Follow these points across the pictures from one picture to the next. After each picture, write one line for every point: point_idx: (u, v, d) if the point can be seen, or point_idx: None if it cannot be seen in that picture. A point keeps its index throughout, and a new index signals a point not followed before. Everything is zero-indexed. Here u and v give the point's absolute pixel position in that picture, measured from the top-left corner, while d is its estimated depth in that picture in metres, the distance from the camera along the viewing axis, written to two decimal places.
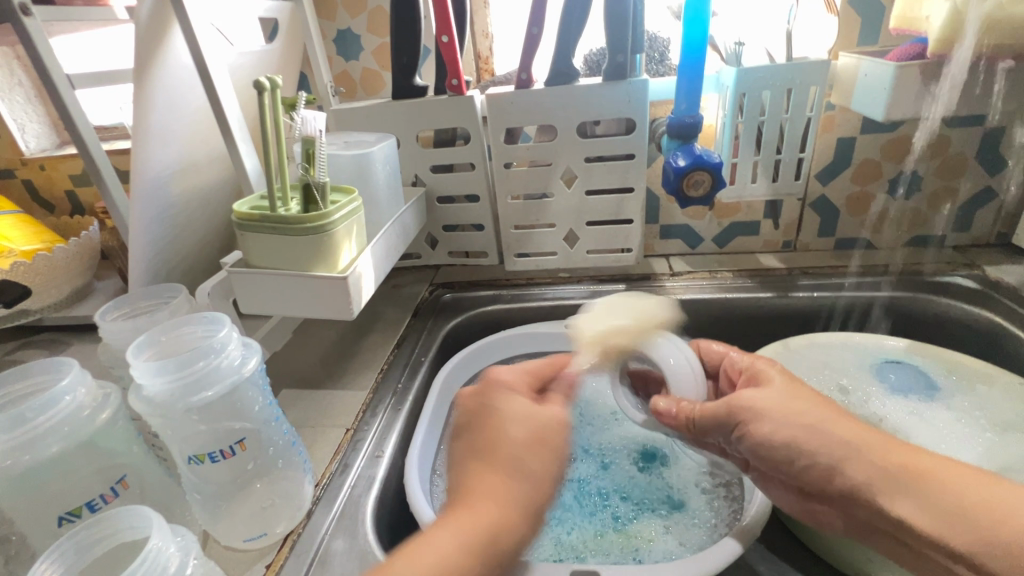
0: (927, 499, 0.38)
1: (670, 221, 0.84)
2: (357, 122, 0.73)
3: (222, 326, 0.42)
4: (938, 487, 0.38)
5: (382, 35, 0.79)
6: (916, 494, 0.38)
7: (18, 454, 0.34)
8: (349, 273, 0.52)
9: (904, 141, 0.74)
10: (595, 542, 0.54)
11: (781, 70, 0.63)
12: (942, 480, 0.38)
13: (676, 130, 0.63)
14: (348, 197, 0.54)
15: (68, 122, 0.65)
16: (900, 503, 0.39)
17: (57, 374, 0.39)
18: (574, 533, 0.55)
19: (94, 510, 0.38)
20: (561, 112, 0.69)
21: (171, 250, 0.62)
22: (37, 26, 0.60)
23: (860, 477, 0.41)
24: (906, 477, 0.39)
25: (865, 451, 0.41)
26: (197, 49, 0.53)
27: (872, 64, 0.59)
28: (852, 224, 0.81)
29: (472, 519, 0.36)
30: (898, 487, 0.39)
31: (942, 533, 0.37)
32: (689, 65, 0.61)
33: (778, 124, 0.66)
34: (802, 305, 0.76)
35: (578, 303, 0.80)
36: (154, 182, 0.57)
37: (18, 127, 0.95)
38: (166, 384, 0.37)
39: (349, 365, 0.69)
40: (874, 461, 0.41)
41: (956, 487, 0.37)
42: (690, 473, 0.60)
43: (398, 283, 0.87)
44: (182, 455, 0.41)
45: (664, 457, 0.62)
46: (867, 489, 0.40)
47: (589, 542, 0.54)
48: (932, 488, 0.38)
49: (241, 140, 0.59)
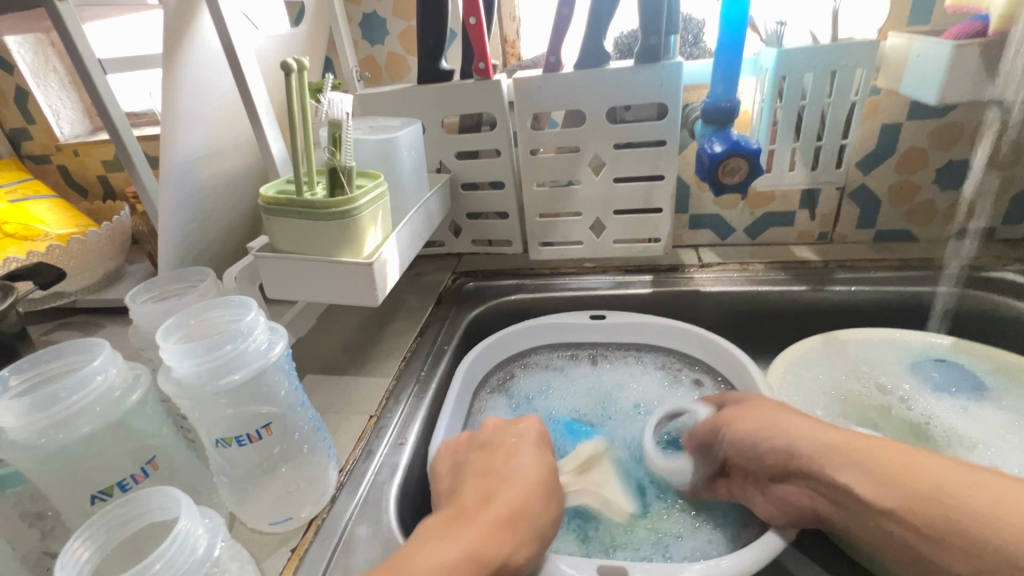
0: (864, 467, 0.39)
1: (700, 211, 0.82)
2: (382, 107, 0.72)
3: (249, 310, 0.42)
4: (867, 461, 0.40)
5: (407, 19, 0.77)
6: (857, 464, 0.40)
7: (51, 433, 0.34)
8: (374, 259, 0.51)
9: (955, 128, 0.70)
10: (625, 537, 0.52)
11: (826, 51, 0.60)
12: (864, 454, 0.40)
13: (711, 115, 0.60)
14: (374, 182, 0.53)
15: (100, 106, 0.66)
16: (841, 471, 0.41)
17: (90, 355, 0.39)
18: (601, 526, 0.53)
19: (125, 489, 0.38)
20: (591, 97, 0.67)
21: (198, 234, 0.63)
22: (69, 10, 0.61)
23: (802, 449, 0.44)
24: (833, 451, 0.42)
25: (796, 432, 0.45)
26: (224, 31, 0.53)
27: (925, 44, 0.55)
28: (893, 215, 0.77)
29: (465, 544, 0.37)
30: (834, 462, 0.41)
31: (884, 500, 0.38)
32: (727, 46, 0.58)
33: (820, 109, 0.63)
34: (838, 299, 0.73)
35: (603, 294, 0.78)
36: (182, 167, 0.57)
37: (53, 113, 1.00)
38: (195, 367, 0.37)
39: (372, 352, 0.69)
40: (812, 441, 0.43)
41: (878, 461, 0.39)
42: None
43: (421, 271, 0.86)
44: (210, 438, 0.41)
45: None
46: (807, 459, 0.43)
47: (618, 535, 0.53)
48: (866, 462, 0.40)
49: (268, 124, 0.59)
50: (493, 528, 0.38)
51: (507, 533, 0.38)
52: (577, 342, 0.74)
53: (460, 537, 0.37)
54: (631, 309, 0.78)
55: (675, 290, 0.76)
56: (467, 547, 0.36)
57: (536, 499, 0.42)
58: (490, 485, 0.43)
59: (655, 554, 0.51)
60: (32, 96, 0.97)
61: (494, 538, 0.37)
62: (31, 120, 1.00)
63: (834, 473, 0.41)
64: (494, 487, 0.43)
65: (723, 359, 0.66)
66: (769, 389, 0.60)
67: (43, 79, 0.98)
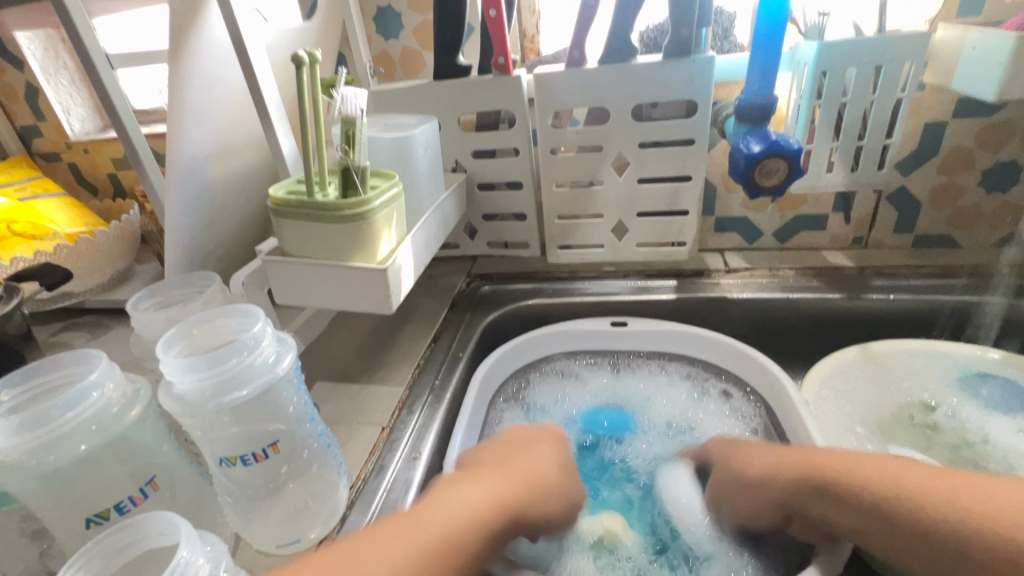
0: (832, 493, 0.40)
1: (727, 213, 0.78)
2: (397, 104, 0.70)
3: (256, 320, 0.39)
4: (832, 477, 0.41)
5: (423, 12, 0.74)
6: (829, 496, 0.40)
7: (43, 454, 0.32)
8: (388, 264, 0.48)
9: (1004, 127, 0.65)
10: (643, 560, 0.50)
11: (871, 44, 0.56)
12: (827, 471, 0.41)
13: (745, 112, 0.57)
14: (388, 183, 0.50)
15: (107, 102, 0.64)
16: (821, 505, 0.41)
17: (87, 367, 0.36)
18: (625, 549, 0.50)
19: (122, 512, 0.35)
20: (616, 93, 0.64)
21: (206, 236, 0.60)
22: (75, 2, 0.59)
23: (783, 484, 0.43)
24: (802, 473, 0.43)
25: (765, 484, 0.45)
26: (233, 23, 0.50)
27: (984, 37, 0.51)
28: (934, 220, 0.73)
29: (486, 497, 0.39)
30: (811, 493, 0.41)
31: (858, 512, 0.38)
32: (765, 38, 0.54)
33: (862, 107, 0.59)
34: (876, 308, 0.69)
35: (623, 300, 0.75)
36: (190, 165, 0.54)
37: (63, 110, 0.99)
38: (197, 382, 0.35)
39: (384, 359, 0.66)
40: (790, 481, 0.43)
41: (836, 474, 0.41)
42: None
43: (435, 273, 0.84)
44: (212, 456, 0.38)
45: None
46: (790, 489, 0.43)
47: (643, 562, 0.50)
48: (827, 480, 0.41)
49: (278, 122, 0.56)
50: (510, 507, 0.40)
51: (524, 500, 0.41)
52: (597, 349, 0.70)
53: (483, 484, 0.40)
54: (653, 315, 0.75)
55: (701, 296, 0.72)
56: (485, 507, 0.38)
57: (553, 483, 0.45)
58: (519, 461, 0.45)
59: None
60: (42, 92, 0.96)
61: (513, 499, 0.40)
62: (41, 117, 0.99)
63: (812, 507, 0.41)
64: (531, 468, 0.45)
65: (752, 369, 0.63)
66: (804, 403, 0.57)
67: (54, 75, 0.97)
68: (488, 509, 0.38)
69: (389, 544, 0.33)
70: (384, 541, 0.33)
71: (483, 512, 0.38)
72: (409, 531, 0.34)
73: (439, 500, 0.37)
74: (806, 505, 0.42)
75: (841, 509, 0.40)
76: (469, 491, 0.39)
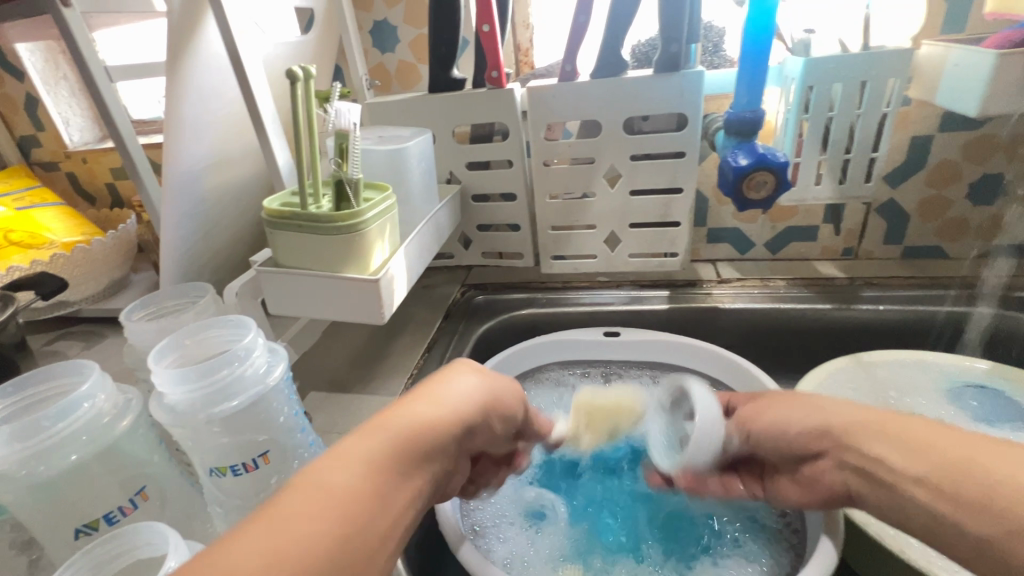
0: (907, 440, 0.32)
1: (719, 225, 0.79)
2: (392, 117, 0.71)
3: (248, 331, 0.39)
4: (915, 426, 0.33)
5: (419, 27, 0.76)
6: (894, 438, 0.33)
7: (33, 465, 0.32)
8: (381, 275, 0.49)
9: (989, 141, 0.66)
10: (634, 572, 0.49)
11: (856, 60, 0.57)
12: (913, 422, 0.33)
13: (734, 126, 0.58)
14: (382, 195, 0.51)
15: (105, 114, 0.65)
16: (866, 441, 0.34)
17: (79, 377, 0.36)
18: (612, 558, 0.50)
19: (111, 522, 0.36)
20: (607, 106, 0.65)
21: (201, 247, 0.61)
22: (76, 17, 0.60)
23: (841, 420, 0.37)
24: (876, 421, 0.35)
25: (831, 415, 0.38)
26: (231, 38, 0.51)
27: (964, 53, 0.53)
28: (923, 232, 0.74)
29: (354, 479, 0.28)
30: (870, 434, 0.34)
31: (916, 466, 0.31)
32: (752, 54, 0.56)
33: (849, 121, 0.60)
34: (865, 318, 0.69)
35: (616, 310, 0.75)
36: (186, 176, 0.55)
37: (63, 121, 1.00)
38: (188, 393, 0.35)
39: (378, 369, 0.66)
40: (863, 422, 0.35)
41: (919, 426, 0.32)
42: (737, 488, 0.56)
43: (429, 283, 0.84)
44: (203, 467, 0.38)
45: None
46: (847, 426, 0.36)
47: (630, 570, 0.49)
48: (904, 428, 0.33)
49: (274, 135, 0.57)
50: (403, 457, 0.31)
51: (408, 472, 0.30)
52: (590, 359, 0.71)
53: (353, 463, 0.29)
54: (646, 326, 0.75)
55: (693, 307, 0.73)
56: (360, 474, 0.28)
57: (445, 440, 0.34)
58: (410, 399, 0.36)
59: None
60: (42, 103, 0.97)
61: (393, 477, 0.29)
62: (41, 127, 1.00)
63: (865, 446, 0.34)
64: (426, 400, 0.35)
65: (744, 380, 0.63)
66: None
67: (54, 86, 0.98)
68: (376, 468, 0.29)
69: (238, 549, 0.23)
70: (225, 551, 0.23)
71: (362, 478, 0.28)
72: (257, 530, 0.24)
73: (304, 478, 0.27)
74: (853, 441, 0.35)
75: (900, 451, 0.32)
76: (342, 454, 0.29)
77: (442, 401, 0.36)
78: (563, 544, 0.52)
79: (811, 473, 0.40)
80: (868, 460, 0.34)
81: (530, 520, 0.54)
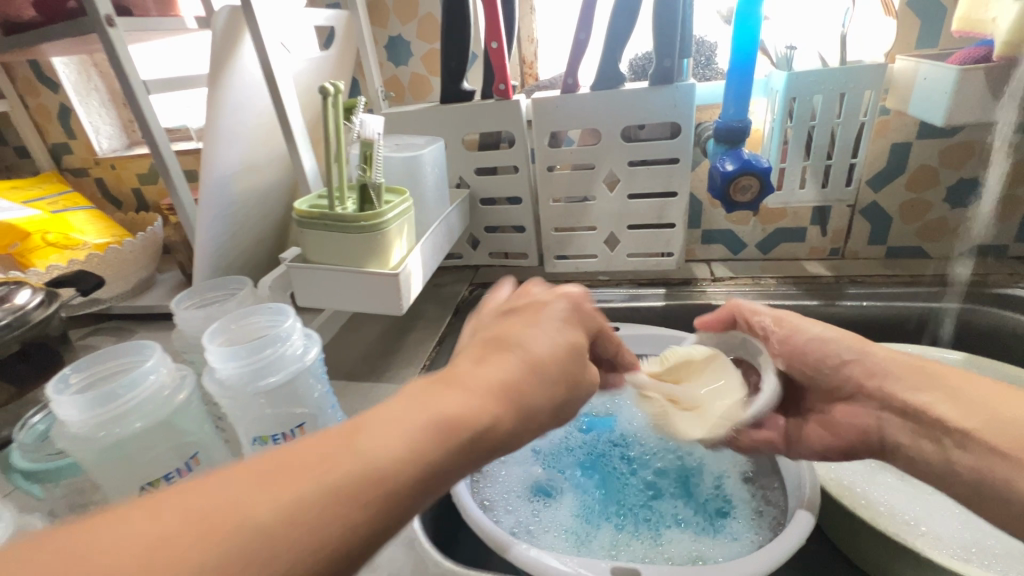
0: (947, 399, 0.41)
1: (713, 226, 0.84)
2: (406, 125, 0.76)
3: (286, 317, 0.45)
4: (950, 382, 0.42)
5: (431, 42, 0.81)
6: (938, 393, 0.42)
7: (109, 427, 0.37)
8: (399, 270, 0.54)
9: (963, 147, 0.71)
10: (621, 540, 0.54)
11: (835, 74, 0.62)
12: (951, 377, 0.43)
13: (723, 134, 0.63)
14: (401, 198, 0.56)
15: (142, 124, 0.70)
16: (907, 396, 0.44)
17: (141, 356, 0.42)
18: (603, 529, 0.55)
19: (170, 482, 0.40)
20: (606, 116, 0.70)
21: (230, 245, 0.66)
22: (119, 35, 0.66)
23: (876, 368, 0.46)
24: (913, 379, 0.44)
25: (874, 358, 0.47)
26: (265, 56, 0.56)
27: (932, 68, 0.58)
28: (904, 233, 0.78)
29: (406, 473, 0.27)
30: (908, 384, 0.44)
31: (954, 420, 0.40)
32: (738, 69, 0.61)
33: (829, 129, 0.65)
34: (851, 314, 0.74)
35: (616, 306, 0.80)
36: (221, 181, 0.61)
37: (93, 129, 1.06)
38: (238, 367, 0.40)
39: (392, 360, 0.71)
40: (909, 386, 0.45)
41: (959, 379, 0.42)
42: (725, 466, 0.60)
43: (439, 282, 0.89)
44: (247, 436, 0.43)
45: (715, 472, 0.60)
46: (890, 371, 0.46)
47: (617, 539, 0.54)
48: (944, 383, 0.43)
49: (302, 143, 0.62)
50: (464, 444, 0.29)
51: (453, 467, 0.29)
52: None
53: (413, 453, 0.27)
54: (643, 321, 0.80)
55: (688, 304, 0.78)
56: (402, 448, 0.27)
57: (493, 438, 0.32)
58: (488, 361, 0.34)
59: (651, 559, 0.51)
60: (74, 113, 1.03)
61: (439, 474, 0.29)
62: (72, 136, 1.06)
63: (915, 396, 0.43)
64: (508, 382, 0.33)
65: None
66: None
67: (86, 96, 1.05)
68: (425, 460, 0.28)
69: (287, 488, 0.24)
70: (259, 493, 0.23)
71: (410, 451, 0.27)
72: (302, 481, 0.24)
73: (362, 434, 0.27)
74: (899, 393, 0.44)
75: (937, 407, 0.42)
76: (403, 420, 0.28)
77: (524, 376, 0.34)
78: (560, 517, 0.57)
79: (841, 415, 0.50)
80: (908, 407, 0.44)
81: (533, 496, 0.59)
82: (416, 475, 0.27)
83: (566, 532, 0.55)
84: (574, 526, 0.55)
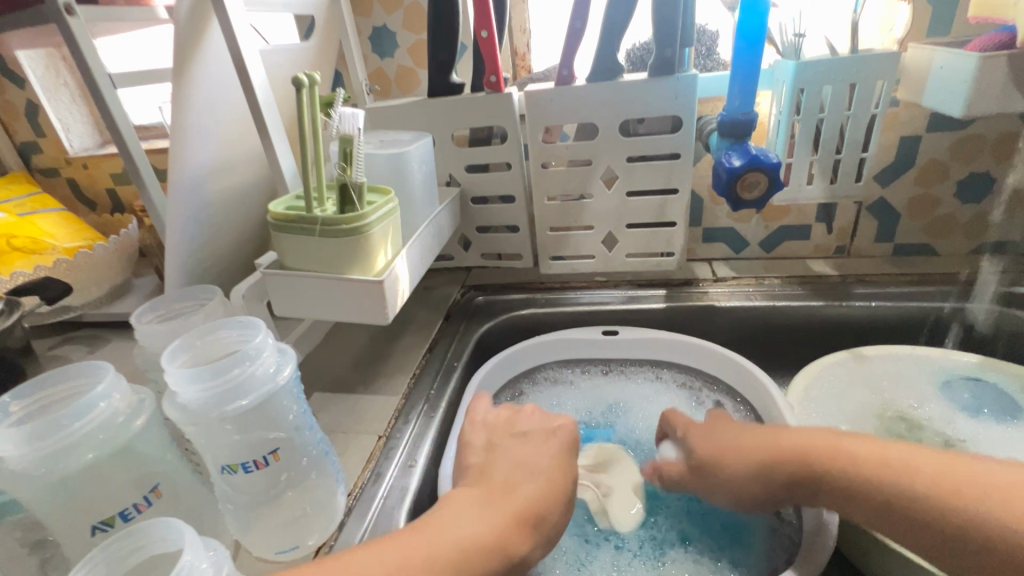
0: (847, 454, 0.42)
1: (714, 224, 0.80)
2: (392, 121, 0.72)
3: (257, 332, 0.41)
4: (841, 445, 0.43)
5: (418, 32, 0.77)
6: (859, 477, 0.41)
7: (51, 463, 0.33)
8: (384, 276, 0.50)
9: (975, 140, 0.68)
10: (623, 561, 0.51)
11: (845, 63, 0.58)
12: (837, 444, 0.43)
13: (728, 128, 0.59)
14: (384, 198, 0.52)
15: (108, 120, 0.66)
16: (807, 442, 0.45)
17: (94, 378, 0.37)
18: (603, 549, 0.52)
19: (127, 519, 0.36)
20: (603, 110, 0.66)
21: (204, 251, 0.62)
22: (80, 25, 0.61)
23: None
24: (791, 438, 0.46)
25: (775, 468, 0.45)
26: (234, 44, 0.52)
27: (949, 56, 0.55)
28: (912, 230, 0.75)
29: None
30: (803, 444, 0.44)
31: (861, 460, 0.41)
32: (744, 58, 0.57)
33: (839, 122, 0.62)
34: (859, 315, 0.71)
35: (615, 309, 0.76)
36: (191, 181, 0.56)
37: (63, 126, 1.01)
38: (201, 392, 0.36)
39: (380, 369, 0.67)
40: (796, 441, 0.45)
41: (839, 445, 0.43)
42: None
43: (430, 284, 0.85)
44: (215, 464, 0.39)
45: None
46: (771, 442, 0.47)
47: (621, 561, 0.51)
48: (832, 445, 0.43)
49: (278, 140, 0.57)
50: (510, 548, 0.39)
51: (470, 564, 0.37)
52: (589, 357, 0.71)
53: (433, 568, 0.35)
54: (643, 324, 0.76)
55: (689, 306, 0.74)
56: (494, 534, 0.39)
57: (509, 527, 0.40)
58: (526, 478, 0.45)
59: None
60: (42, 109, 0.98)
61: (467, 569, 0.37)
62: (41, 133, 1.00)
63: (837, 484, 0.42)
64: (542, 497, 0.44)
65: (739, 376, 0.64)
66: (790, 410, 0.58)
67: (54, 92, 0.99)
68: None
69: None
70: None
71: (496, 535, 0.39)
72: None
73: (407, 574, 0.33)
74: (796, 441, 0.45)
75: (846, 452, 0.42)
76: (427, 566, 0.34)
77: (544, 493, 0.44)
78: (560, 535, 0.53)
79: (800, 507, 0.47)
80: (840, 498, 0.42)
81: None
82: (503, 559, 0.39)
83: (566, 553, 0.52)
84: (574, 545, 0.52)
